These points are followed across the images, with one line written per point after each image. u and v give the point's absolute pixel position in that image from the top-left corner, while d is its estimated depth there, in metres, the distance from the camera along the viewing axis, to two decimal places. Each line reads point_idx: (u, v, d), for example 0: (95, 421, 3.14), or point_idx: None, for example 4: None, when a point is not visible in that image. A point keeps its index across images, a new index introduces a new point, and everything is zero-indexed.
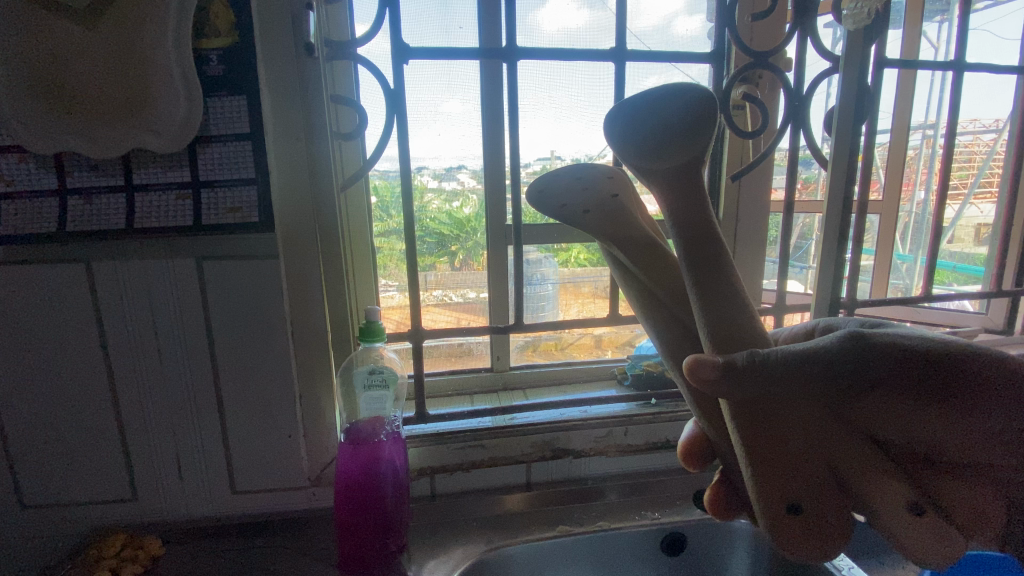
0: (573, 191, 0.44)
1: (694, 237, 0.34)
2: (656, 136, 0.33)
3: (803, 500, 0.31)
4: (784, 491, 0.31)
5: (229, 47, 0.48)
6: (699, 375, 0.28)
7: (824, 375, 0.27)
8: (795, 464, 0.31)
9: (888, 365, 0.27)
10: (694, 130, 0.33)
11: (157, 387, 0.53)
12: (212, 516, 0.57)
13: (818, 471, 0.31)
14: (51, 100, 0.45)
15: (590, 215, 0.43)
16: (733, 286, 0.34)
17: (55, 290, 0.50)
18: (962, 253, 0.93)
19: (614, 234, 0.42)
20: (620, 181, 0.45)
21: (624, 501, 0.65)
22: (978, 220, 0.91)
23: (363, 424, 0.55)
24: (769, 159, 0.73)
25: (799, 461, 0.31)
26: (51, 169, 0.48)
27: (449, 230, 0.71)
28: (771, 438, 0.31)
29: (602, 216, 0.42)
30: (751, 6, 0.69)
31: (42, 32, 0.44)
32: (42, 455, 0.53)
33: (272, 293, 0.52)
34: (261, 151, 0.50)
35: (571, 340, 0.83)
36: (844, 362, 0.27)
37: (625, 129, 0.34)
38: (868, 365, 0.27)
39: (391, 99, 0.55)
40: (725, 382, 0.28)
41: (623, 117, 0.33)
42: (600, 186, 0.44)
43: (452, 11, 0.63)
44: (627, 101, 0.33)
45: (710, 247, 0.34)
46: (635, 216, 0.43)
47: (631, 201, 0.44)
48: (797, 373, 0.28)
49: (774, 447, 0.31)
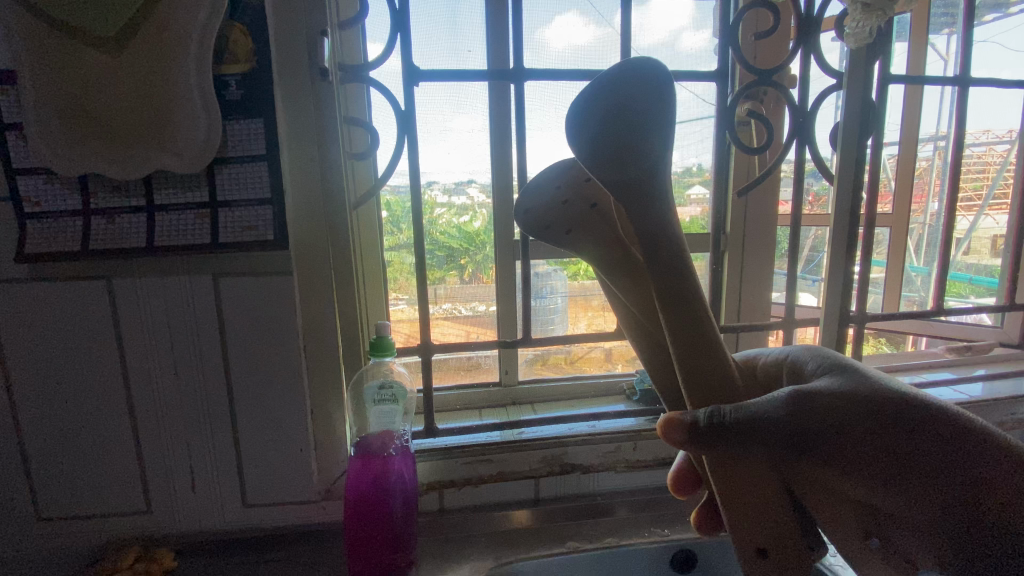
0: (556, 212, 0.45)
1: (664, 279, 0.34)
2: (604, 136, 0.33)
3: (774, 547, 0.33)
4: (757, 537, 0.34)
5: (247, 73, 0.50)
6: (669, 436, 0.32)
7: (775, 435, 0.31)
8: (766, 513, 0.33)
9: (822, 422, 0.31)
10: (622, 115, 0.33)
11: (173, 400, 0.54)
12: (223, 529, 0.58)
13: (787, 518, 0.33)
14: (78, 125, 0.47)
15: (573, 236, 0.44)
16: (704, 329, 0.35)
17: (77, 305, 0.51)
18: (979, 265, 0.92)
19: (595, 252, 0.44)
20: (595, 186, 0.44)
21: (635, 517, 0.65)
22: (995, 231, 0.89)
23: (373, 437, 0.55)
24: (775, 174, 0.73)
25: (768, 515, 0.33)
26: (76, 190, 0.50)
27: (459, 244, 0.72)
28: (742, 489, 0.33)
29: (582, 234, 0.44)
30: (754, 26, 0.71)
31: (70, 60, 0.45)
32: (60, 467, 0.54)
33: (286, 309, 0.53)
34: (277, 172, 0.51)
35: (581, 354, 0.82)
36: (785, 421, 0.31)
37: (581, 129, 0.34)
38: (819, 421, 0.31)
39: (403, 120, 0.57)
40: (692, 445, 0.32)
41: (584, 139, 0.33)
42: (578, 198, 0.45)
43: (462, 34, 0.65)
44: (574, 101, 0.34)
45: (681, 280, 0.34)
46: (612, 225, 0.43)
47: (609, 206, 0.43)
48: (759, 433, 0.31)
49: (745, 497, 0.34)
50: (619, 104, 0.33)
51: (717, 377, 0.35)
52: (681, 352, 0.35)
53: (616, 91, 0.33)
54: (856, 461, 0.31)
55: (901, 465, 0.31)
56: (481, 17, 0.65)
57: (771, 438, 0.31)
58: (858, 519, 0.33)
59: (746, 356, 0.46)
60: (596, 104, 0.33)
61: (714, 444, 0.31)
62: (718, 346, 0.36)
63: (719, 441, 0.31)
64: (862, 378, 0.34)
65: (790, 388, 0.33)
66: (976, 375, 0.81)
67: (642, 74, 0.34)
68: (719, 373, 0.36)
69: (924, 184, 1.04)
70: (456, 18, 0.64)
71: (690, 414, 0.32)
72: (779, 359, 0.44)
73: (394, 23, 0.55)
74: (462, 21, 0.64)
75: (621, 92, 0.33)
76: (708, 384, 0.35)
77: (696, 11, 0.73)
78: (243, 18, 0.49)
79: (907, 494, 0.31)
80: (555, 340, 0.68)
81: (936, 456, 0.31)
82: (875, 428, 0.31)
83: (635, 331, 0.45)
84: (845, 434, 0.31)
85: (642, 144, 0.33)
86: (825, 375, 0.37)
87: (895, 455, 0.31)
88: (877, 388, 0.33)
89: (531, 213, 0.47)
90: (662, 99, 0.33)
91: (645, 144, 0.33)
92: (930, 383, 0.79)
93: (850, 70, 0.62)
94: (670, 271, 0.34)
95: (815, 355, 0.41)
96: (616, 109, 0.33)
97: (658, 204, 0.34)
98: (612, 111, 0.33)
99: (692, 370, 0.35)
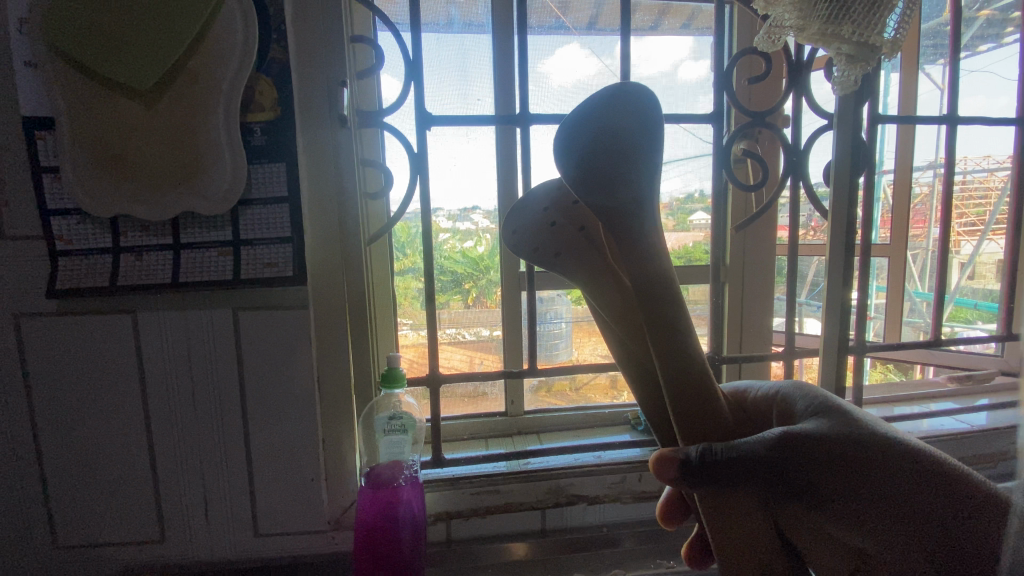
0: (545, 236, 0.49)
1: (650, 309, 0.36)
2: (592, 161, 0.36)
3: None
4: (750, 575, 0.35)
5: (271, 121, 0.53)
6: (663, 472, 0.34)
7: (760, 470, 0.33)
8: (760, 551, 0.35)
9: (802, 460, 0.34)
10: (608, 141, 0.36)
11: (190, 430, 0.56)
12: (234, 558, 0.58)
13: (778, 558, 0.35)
14: (113, 170, 0.50)
15: (561, 257, 0.48)
16: (694, 363, 0.37)
17: (104, 338, 0.54)
18: (985, 290, 0.92)
19: (585, 274, 0.46)
20: (581, 210, 0.47)
21: (640, 548, 0.65)
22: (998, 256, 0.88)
23: (383, 468, 0.57)
24: (771, 210, 0.76)
25: (760, 554, 0.35)
26: (107, 230, 0.53)
27: (464, 269, 0.75)
28: (736, 529, 0.35)
29: (570, 256, 0.47)
30: (747, 71, 0.75)
31: (108, 111, 0.49)
32: (78, 496, 0.56)
33: (301, 343, 0.55)
34: (297, 212, 0.54)
35: (585, 381, 0.83)
36: (770, 458, 0.33)
37: (571, 153, 0.36)
38: (806, 460, 0.34)
39: (415, 162, 0.61)
40: (685, 479, 0.34)
41: (576, 164, 0.36)
42: (567, 222, 0.48)
43: (471, 83, 0.69)
44: (564, 124, 0.37)
45: (670, 315, 0.36)
46: (598, 249, 0.46)
47: (598, 231, 0.46)
48: (746, 469, 0.33)
49: (739, 536, 0.35)
50: (603, 131, 0.36)
51: (705, 409, 0.37)
52: (672, 381, 0.37)
53: (604, 119, 0.36)
54: (833, 497, 0.33)
55: (873, 500, 0.33)
56: (489, 62, 0.69)
57: (759, 477, 0.33)
58: (841, 555, 0.35)
59: (737, 388, 0.48)
60: (583, 131, 0.36)
61: (704, 481, 0.33)
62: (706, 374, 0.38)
63: (711, 478, 0.33)
64: (840, 421, 0.37)
65: (776, 429, 0.35)
66: (979, 405, 0.81)
67: (630, 107, 0.36)
68: (706, 404, 0.37)
69: (926, 210, 1.02)
70: (465, 65, 0.69)
71: (682, 451, 0.34)
72: (769, 395, 0.45)
73: (408, 72, 0.59)
74: (471, 68, 0.69)
75: (605, 120, 0.36)
76: (697, 420, 0.37)
77: (694, 44, 0.77)
78: (268, 70, 0.52)
79: (886, 533, 0.33)
80: (559, 369, 0.70)
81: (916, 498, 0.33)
82: (856, 467, 0.34)
83: (623, 356, 0.46)
84: (829, 473, 0.34)
85: (628, 168, 0.35)
86: (817, 416, 0.39)
87: (867, 491, 0.33)
88: (851, 429, 0.36)
89: (521, 237, 0.50)
90: (644, 126, 0.36)
91: (631, 175, 0.36)
92: (932, 412, 0.79)
93: (839, 112, 0.65)
94: (658, 305, 0.36)
95: (805, 392, 0.43)
96: (601, 135, 0.36)
97: (658, 247, 0.37)
98: (599, 140, 0.36)
99: (682, 398, 0.37)
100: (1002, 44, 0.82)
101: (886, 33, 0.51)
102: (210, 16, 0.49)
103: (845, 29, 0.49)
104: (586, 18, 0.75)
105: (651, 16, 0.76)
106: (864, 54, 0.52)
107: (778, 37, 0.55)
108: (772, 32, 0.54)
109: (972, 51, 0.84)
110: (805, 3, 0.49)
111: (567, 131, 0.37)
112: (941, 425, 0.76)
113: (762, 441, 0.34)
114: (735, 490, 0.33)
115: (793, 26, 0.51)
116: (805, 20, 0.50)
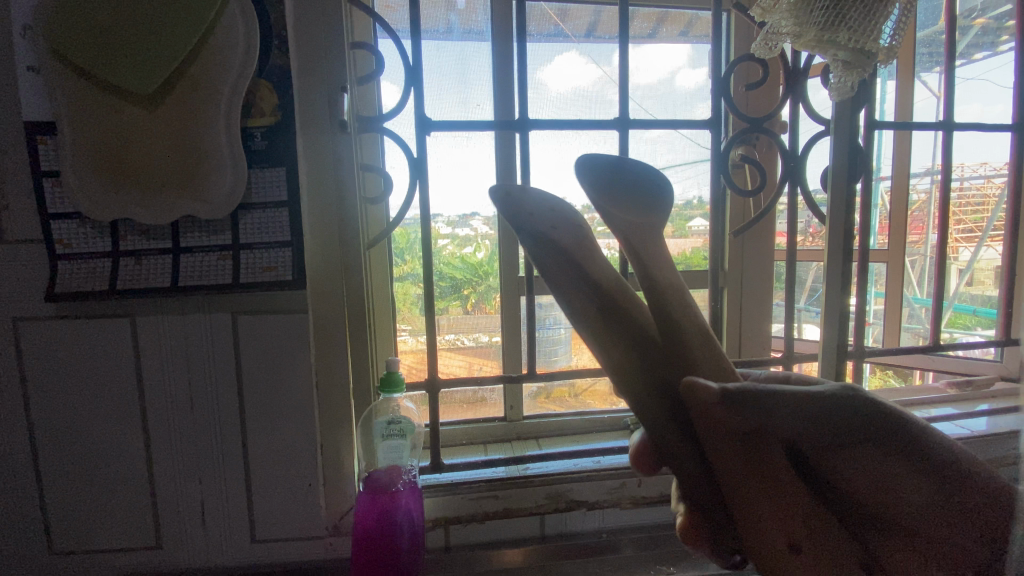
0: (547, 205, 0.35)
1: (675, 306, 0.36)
2: (619, 190, 0.40)
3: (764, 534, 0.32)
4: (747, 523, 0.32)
5: (273, 126, 0.54)
6: (694, 397, 0.28)
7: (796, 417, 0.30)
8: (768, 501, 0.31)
9: (847, 416, 0.30)
10: (633, 184, 0.40)
11: (187, 435, 0.56)
12: (231, 565, 0.58)
13: (783, 512, 0.32)
14: (114, 174, 0.50)
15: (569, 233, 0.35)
16: (719, 361, 0.37)
17: (103, 342, 0.54)
18: (985, 296, 0.91)
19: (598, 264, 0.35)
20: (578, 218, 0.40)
21: (640, 554, 0.65)
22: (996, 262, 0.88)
23: (380, 474, 0.56)
24: (769, 215, 0.77)
25: (766, 504, 0.32)
26: (107, 234, 0.53)
27: (464, 275, 0.75)
28: (752, 477, 0.31)
29: (580, 238, 0.35)
30: (745, 78, 0.75)
31: (110, 115, 0.49)
32: (74, 502, 0.55)
33: (300, 347, 0.55)
34: (297, 217, 0.55)
35: (585, 387, 0.83)
36: (814, 408, 0.30)
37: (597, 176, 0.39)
38: (853, 419, 0.30)
39: (415, 166, 0.61)
40: (717, 412, 0.29)
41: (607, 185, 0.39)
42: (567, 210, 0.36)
43: (471, 89, 0.69)
44: (598, 156, 0.40)
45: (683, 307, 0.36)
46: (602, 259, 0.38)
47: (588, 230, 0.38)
48: (784, 413, 0.29)
49: (750, 483, 0.31)
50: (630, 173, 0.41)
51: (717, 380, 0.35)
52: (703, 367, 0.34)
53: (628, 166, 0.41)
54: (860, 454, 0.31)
55: (899, 472, 0.31)
56: (489, 69, 0.70)
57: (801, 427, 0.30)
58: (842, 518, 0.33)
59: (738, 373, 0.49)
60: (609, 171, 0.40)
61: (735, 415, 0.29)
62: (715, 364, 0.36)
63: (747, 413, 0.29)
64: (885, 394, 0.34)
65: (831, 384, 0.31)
66: (979, 410, 0.81)
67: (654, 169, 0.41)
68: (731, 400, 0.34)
69: (923, 216, 1.05)
70: (465, 72, 0.69)
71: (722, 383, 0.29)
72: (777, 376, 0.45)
73: (409, 77, 0.59)
74: (472, 75, 0.69)
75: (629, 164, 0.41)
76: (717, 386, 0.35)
77: (692, 51, 0.78)
78: (270, 75, 0.53)
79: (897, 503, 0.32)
80: (559, 374, 0.69)
81: (945, 488, 0.31)
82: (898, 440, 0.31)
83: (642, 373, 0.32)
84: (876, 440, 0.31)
85: (650, 207, 0.40)
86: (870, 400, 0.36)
87: (895, 460, 0.31)
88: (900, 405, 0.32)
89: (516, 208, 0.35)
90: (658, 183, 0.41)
91: (651, 214, 0.40)
92: (932, 417, 0.79)
93: (837, 119, 0.66)
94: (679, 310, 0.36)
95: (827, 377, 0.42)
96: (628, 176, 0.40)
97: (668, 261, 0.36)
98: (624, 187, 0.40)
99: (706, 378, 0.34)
100: (998, 52, 0.83)
101: (882, 40, 0.52)
102: (212, 23, 0.49)
103: (842, 36, 0.50)
104: (585, 25, 0.75)
105: (648, 24, 0.77)
106: (862, 61, 0.53)
107: (775, 44, 0.56)
108: (768, 39, 0.55)
109: (969, 59, 0.85)
110: (800, 11, 0.50)
111: (596, 159, 0.40)
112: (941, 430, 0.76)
113: (812, 391, 0.30)
114: (771, 432, 0.30)
115: (790, 32, 0.52)
116: (800, 28, 0.51)
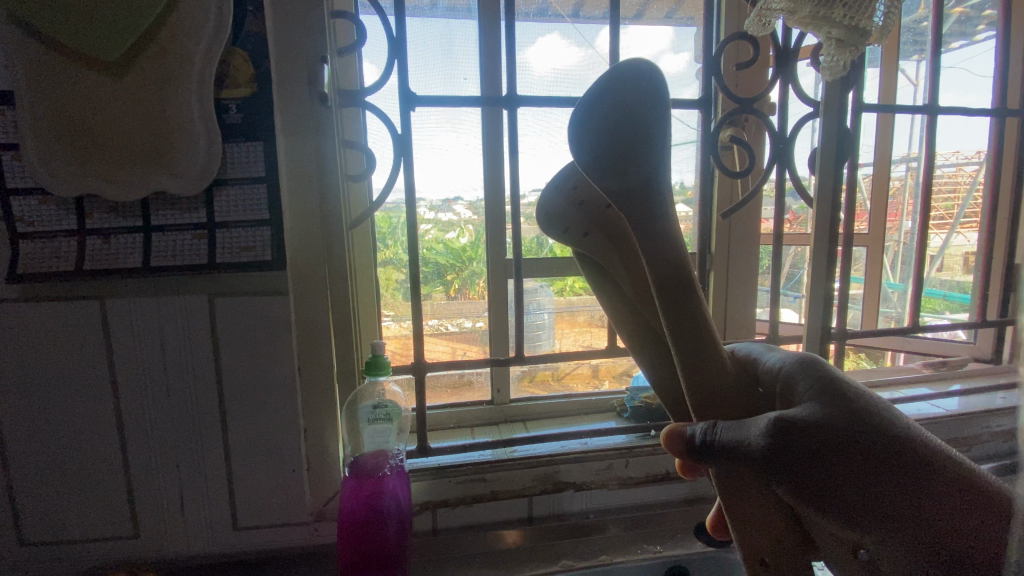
0: (570, 213, 0.48)
1: (664, 261, 0.35)
2: (613, 127, 0.33)
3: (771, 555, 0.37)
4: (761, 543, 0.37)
5: (247, 98, 0.50)
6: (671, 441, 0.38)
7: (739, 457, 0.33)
8: (763, 522, 0.37)
9: (782, 457, 0.32)
10: (630, 121, 0.33)
11: (163, 421, 0.54)
12: (212, 552, 0.57)
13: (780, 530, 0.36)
14: (77, 148, 0.47)
15: (588, 235, 0.47)
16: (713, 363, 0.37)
17: (69, 325, 0.51)
18: (952, 281, 0.93)
19: (610, 253, 0.46)
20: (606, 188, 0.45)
21: (626, 534, 0.65)
22: (967, 248, 0.90)
23: (366, 457, 0.55)
24: (757, 197, 0.76)
25: (767, 525, 0.37)
26: (72, 211, 0.50)
27: (446, 260, 0.73)
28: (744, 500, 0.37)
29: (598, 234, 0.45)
30: (735, 57, 0.75)
31: (73, 82, 0.46)
32: (43, 491, 0.53)
33: (281, 331, 0.54)
34: (275, 193, 0.52)
35: (567, 371, 0.82)
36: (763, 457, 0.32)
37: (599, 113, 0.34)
38: (784, 453, 0.32)
39: (399, 143, 0.59)
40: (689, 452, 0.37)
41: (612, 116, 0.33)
42: (593, 199, 0.46)
43: (456, 64, 0.67)
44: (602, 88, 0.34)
45: (684, 281, 0.35)
46: (621, 226, 0.44)
47: (620, 213, 0.44)
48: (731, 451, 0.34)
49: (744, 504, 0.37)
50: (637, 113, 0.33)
51: (712, 380, 0.37)
52: (691, 378, 0.37)
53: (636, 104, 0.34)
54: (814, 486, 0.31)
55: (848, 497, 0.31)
56: (476, 45, 0.68)
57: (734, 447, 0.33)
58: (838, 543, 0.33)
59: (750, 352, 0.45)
60: (598, 104, 0.34)
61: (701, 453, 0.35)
62: (713, 347, 0.37)
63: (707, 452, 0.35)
64: (855, 420, 0.33)
65: (778, 416, 0.33)
66: (952, 390, 0.83)
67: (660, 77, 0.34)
68: (709, 347, 0.37)
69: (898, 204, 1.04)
70: (451, 48, 0.67)
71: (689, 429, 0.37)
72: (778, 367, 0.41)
73: (391, 50, 0.58)
74: (457, 51, 0.67)
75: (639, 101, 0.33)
76: (706, 390, 0.37)
77: (676, 34, 0.77)
78: (245, 44, 0.50)
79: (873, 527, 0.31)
80: (546, 357, 0.69)
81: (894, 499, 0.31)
82: (836, 464, 0.31)
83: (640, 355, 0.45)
84: (808, 471, 0.31)
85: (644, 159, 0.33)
86: (823, 403, 0.35)
87: (834, 481, 0.31)
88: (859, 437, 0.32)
89: (555, 222, 0.49)
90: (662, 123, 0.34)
91: (644, 158, 0.33)
92: (908, 398, 0.81)
93: (825, 99, 0.66)
94: (676, 258, 0.35)
95: (810, 369, 0.38)
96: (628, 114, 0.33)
97: (670, 221, 0.35)
98: (618, 111, 0.33)
99: (692, 371, 0.36)
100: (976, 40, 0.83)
101: (875, 19, 0.52)
102: None
103: (836, 13, 0.49)
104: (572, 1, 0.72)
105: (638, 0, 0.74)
106: (854, 38, 0.52)
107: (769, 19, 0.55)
108: (762, 14, 0.54)
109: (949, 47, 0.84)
110: None
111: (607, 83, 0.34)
112: (916, 410, 0.77)
113: (764, 427, 0.33)
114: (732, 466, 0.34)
115: (784, 9, 0.51)
116: (795, 3, 0.50)
